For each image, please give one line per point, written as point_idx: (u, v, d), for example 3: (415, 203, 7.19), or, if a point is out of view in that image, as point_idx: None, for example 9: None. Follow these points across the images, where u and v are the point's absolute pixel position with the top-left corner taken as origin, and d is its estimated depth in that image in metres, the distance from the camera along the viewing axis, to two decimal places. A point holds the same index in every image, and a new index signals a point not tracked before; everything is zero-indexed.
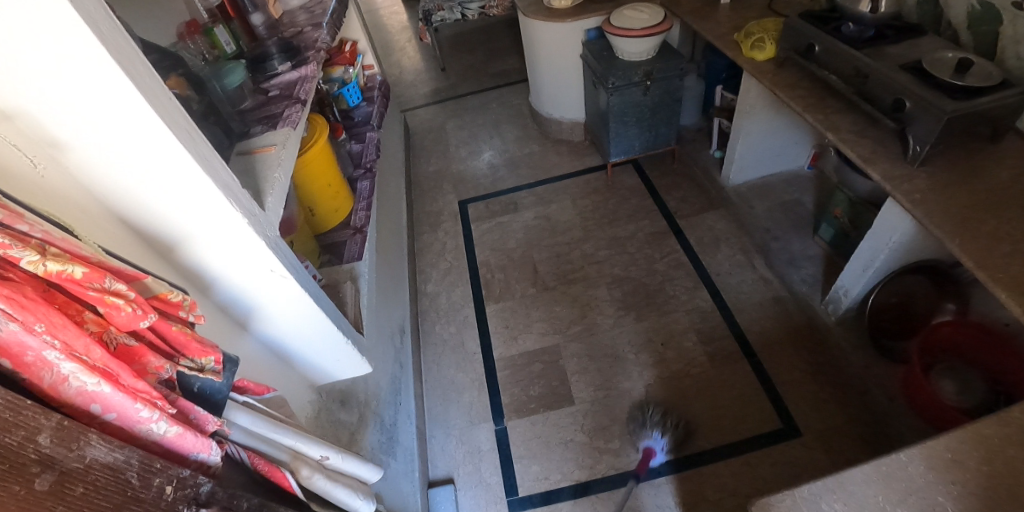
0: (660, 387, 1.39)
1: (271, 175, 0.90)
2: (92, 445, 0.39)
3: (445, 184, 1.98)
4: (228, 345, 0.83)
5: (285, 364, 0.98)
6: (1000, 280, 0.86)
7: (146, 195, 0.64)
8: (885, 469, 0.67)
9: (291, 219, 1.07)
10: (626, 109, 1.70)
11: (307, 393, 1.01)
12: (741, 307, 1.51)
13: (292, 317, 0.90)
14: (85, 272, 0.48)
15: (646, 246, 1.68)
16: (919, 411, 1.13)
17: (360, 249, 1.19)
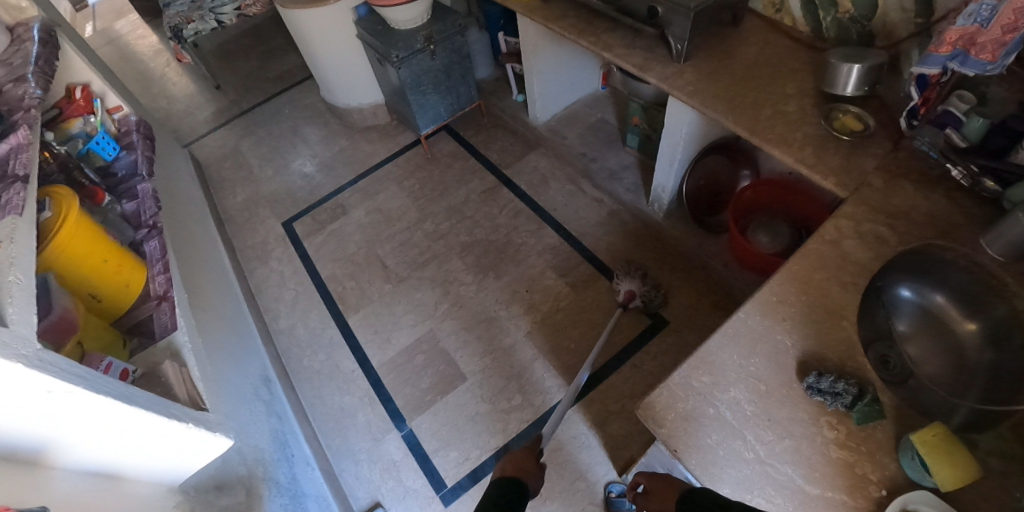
0: (539, 330, 1.45)
1: (5, 280, 0.60)
2: None
3: (262, 210, 1.79)
4: (30, 502, 0.56)
5: (124, 485, 0.72)
6: (770, 140, 1.02)
7: None
8: (731, 332, 0.78)
9: (65, 319, 0.79)
10: (420, 78, 1.66)
11: (171, 502, 0.77)
12: (585, 232, 1.61)
13: (113, 435, 0.67)
14: None
15: (483, 205, 1.70)
16: (751, 265, 1.34)
17: (173, 317, 0.97)
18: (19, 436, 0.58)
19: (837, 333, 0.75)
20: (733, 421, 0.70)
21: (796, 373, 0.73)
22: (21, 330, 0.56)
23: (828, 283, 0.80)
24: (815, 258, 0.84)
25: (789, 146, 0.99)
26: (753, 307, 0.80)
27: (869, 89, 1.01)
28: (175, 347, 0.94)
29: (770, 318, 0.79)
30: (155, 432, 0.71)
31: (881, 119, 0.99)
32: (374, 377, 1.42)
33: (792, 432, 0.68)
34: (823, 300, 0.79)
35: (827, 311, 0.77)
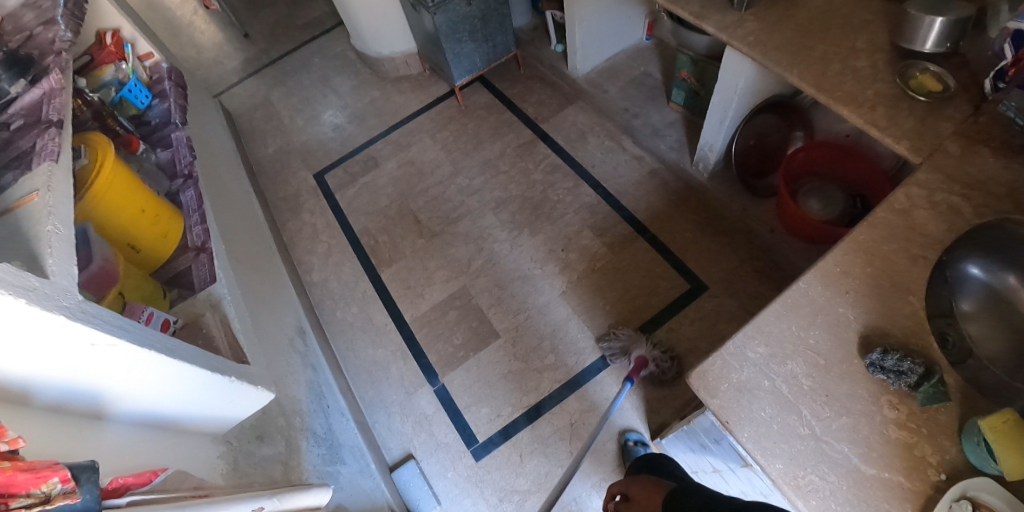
0: (574, 291, 1.42)
1: (42, 231, 0.57)
2: None
3: (294, 161, 1.76)
4: (78, 454, 0.56)
5: (173, 436, 0.72)
6: (838, 98, 0.94)
7: None
8: (791, 301, 0.74)
9: (106, 268, 0.78)
10: (456, 25, 1.58)
11: (217, 454, 0.78)
12: (623, 192, 1.55)
13: (159, 390, 0.65)
14: None
15: (518, 160, 1.64)
16: (800, 232, 1.27)
17: (212, 269, 0.95)
18: (68, 387, 0.57)
19: (901, 309, 0.70)
20: (789, 395, 0.67)
21: (858, 349, 0.68)
22: (62, 283, 0.54)
23: (895, 254, 0.74)
24: (885, 228, 0.77)
25: (859, 106, 0.91)
26: (815, 277, 0.75)
27: (951, 47, 0.90)
28: (214, 299, 0.93)
29: (834, 289, 0.73)
30: (200, 386, 0.70)
31: (962, 80, 0.89)
32: (406, 332, 1.42)
33: (850, 409, 0.65)
34: (894, 272, 0.73)
35: (898, 283, 0.72)
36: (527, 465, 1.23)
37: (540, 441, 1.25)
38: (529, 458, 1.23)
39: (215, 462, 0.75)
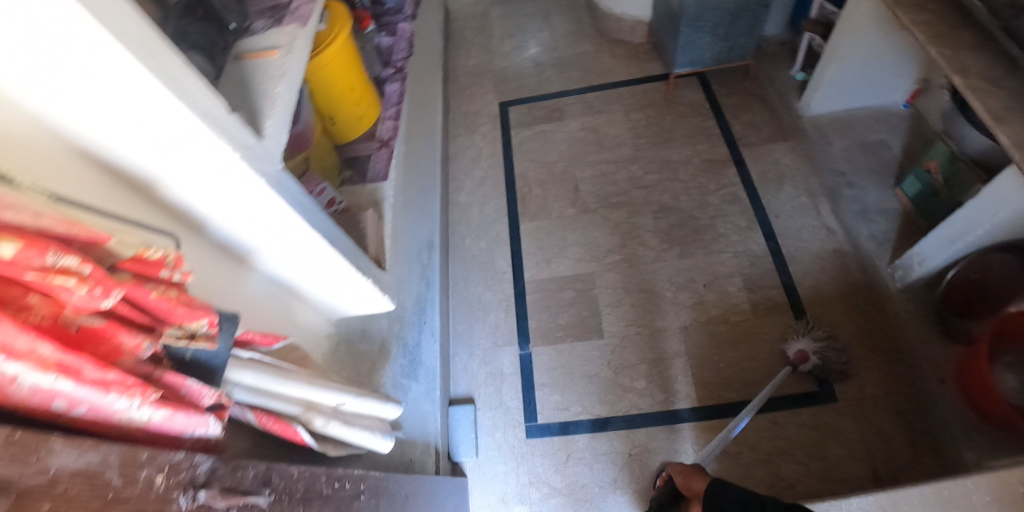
0: (696, 331, 1.36)
1: (271, 91, 0.62)
2: (62, 451, 0.32)
3: (486, 82, 1.79)
4: (232, 294, 0.67)
5: (300, 303, 0.84)
6: None
7: (94, 119, 0.44)
8: (944, 494, 0.78)
9: (303, 133, 0.85)
10: (704, 12, 1.42)
11: (325, 330, 0.91)
12: (795, 255, 1.41)
13: (307, 264, 0.75)
14: (13, 248, 0.35)
15: (701, 174, 1.53)
16: (973, 400, 1.10)
17: (386, 167, 1.00)
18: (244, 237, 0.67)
19: None
20: None
21: None
22: (271, 147, 0.59)
23: None
24: None
25: None
26: (984, 482, 0.76)
27: None
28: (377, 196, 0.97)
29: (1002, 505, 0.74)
30: (339, 274, 0.79)
31: None
32: (518, 289, 1.45)
33: None
34: None
35: None
36: (570, 466, 1.25)
37: (592, 452, 1.26)
38: (574, 461, 1.25)
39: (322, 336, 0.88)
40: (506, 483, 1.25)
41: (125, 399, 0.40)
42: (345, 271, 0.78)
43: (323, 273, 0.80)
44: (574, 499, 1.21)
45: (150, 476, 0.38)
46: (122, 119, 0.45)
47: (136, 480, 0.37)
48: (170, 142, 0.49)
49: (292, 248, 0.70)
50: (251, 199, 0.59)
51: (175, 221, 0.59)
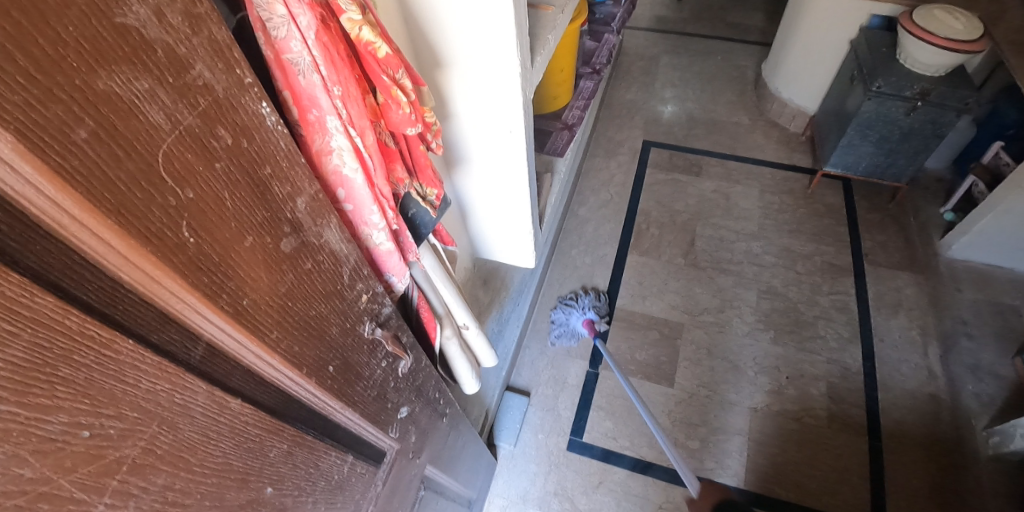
0: (765, 417, 1.37)
1: (544, 37, 0.84)
2: (329, 229, 0.44)
3: (636, 120, 2.07)
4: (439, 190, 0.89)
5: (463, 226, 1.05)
6: None
7: (450, 29, 0.67)
8: None
9: None
10: (875, 122, 1.49)
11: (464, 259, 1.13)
12: (888, 384, 1.39)
13: (496, 191, 0.95)
14: (388, 54, 0.43)
15: (818, 273, 1.60)
16: None
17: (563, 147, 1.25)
18: (469, 152, 0.88)
19: None
20: None
21: None
22: (534, 77, 0.80)
23: None
24: None
25: None
26: None
27: None
28: (550, 167, 1.25)
29: None
30: (511, 204, 0.97)
31: None
32: (611, 313, 1.58)
33: None
34: None
35: None
36: (599, 492, 1.30)
37: (625, 489, 1.30)
38: (603, 490, 1.30)
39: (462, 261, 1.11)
40: (531, 483, 1.33)
41: (377, 216, 0.49)
42: (518, 203, 0.96)
43: (496, 207, 0.99)
44: None
45: (358, 288, 0.50)
46: (474, 30, 0.67)
47: (351, 286, 0.48)
48: (484, 59, 0.70)
49: (497, 166, 0.89)
50: (504, 113, 0.77)
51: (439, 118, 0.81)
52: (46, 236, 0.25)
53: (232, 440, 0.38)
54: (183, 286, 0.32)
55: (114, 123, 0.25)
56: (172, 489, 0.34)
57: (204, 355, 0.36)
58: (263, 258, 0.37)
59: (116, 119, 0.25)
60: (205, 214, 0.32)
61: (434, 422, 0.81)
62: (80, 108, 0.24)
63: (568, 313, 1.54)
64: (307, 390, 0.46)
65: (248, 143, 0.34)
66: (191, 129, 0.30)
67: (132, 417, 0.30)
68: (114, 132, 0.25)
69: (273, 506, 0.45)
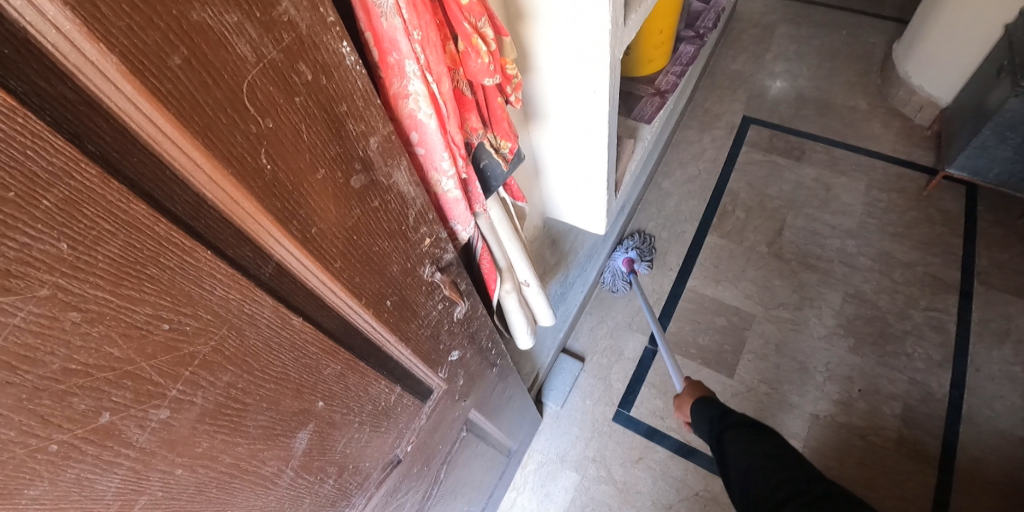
0: (825, 427, 1.29)
1: None
2: (399, 170, 0.45)
3: (739, 93, 1.91)
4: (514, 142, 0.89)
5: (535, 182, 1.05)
6: None
7: None
8: None
9: None
10: (1019, 123, 1.28)
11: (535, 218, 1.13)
12: (976, 419, 1.26)
13: (574, 152, 0.93)
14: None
15: (920, 285, 1.44)
16: None
17: (652, 114, 1.17)
18: (548, 108, 0.86)
19: None
20: None
21: None
22: (626, 35, 0.76)
23: None
24: None
25: None
26: None
27: None
28: (635, 133, 1.18)
29: None
30: (587, 168, 0.95)
31: None
32: (678, 292, 1.53)
33: None
34: None
35: None
36: (637, 467, 1.31)
37: (663, 469, 1.30)
38: (641, 466, 1.31)
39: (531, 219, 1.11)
40: (571, 446, 1.35)
41: (447, 163, 0.49)
42: (594, 168, 0.94)
43: (571, 168, 0.97)
44: (622, 497, 1.28)
45: (422, 231, 0.51)
46: None
47: (415, 229, 0.49)
48: (574, 16, 0.67)
49: (577, 127, 0.86)
50: (590, 72, 0.74)
51: (523, 72, 0.80)
52: (143, 150, 0.28)
53: (290, 353, 0.42)
54: (257, 208, 0.34)
55: (205, 52, 0.27)
56: (234, 388, 0.38)
57: (273, 274, 0.39)
58: (333, 192, 0.39)
59: (207, 49, 0.27)
60: (282, 143, 0.34)
61: (484, 369, 0.83)
62: (176, 37, 0.25)
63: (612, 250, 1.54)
64: (366, 320, 0.49)
65: (327, 80, 0.36)
66: (274, 63, 0.31)
67: (206, 320, 0.34)
68: (204, 60, 0.27)
69: (323, 418, 0.49)
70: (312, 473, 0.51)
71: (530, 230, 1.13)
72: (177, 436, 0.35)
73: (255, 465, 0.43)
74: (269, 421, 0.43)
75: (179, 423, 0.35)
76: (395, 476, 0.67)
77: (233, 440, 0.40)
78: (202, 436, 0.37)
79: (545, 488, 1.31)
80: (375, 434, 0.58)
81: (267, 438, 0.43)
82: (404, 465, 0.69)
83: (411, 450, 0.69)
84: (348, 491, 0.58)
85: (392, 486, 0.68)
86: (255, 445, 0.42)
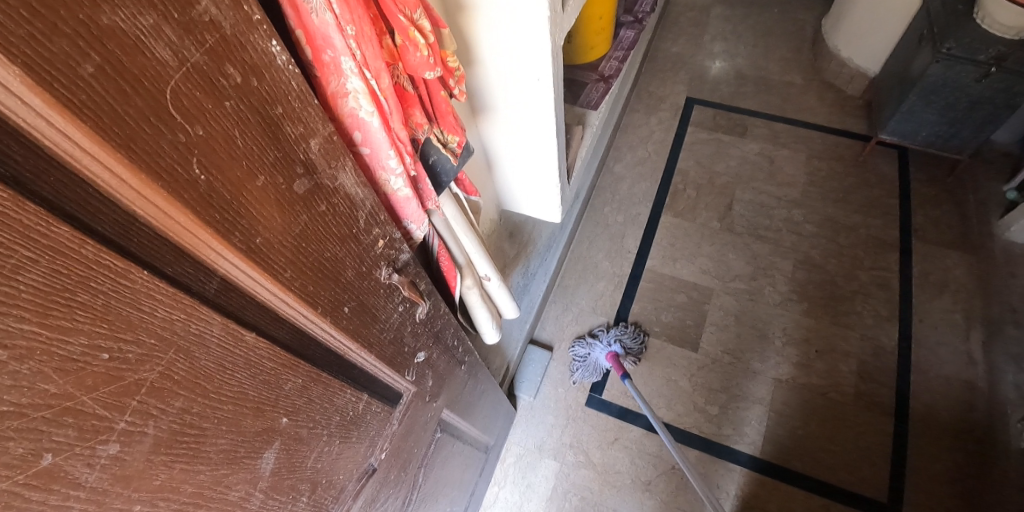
0: (789, 389, 1.35)
1: None
2: (344, 172, 0.43)
3: (681, 75, 1.96)
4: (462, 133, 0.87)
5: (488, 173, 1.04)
6: None
7: None
8: None
9: None
10: (941, 88, 1.37)
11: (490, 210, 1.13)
12: (923, 366, 1.35)
13: (524, 141, 0.93)
14: None
15: (862, 246, 1.53)
16: None
17: (598, 100, 1.18)
18: (494, 99, 0.85)
19: None
20: None
21: None
22: (565, 21, 0.76)
23: None
24: None
25: None
26: None
27: None
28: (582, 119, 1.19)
29: None
30: (537, 156, 0.95)
31: None
32: (639, 273, 1.56)
33: None
34: None
35: None
36: (614, 448, 1.33)
37: (639, 447, 1.33)
38: (617, 446, 1.33)
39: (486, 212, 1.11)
40: (547, 434, 1.37)
41: (395, 161, 0.48)
42: (545, 156, 0.94)
43: (522, 157, 0.97)
44: (602, 479, 1.30)
45: (374, 233, 0.49)
46: None
47: (367, 231, 0.48)
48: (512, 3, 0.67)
49: (523, 115, 0.86)
50: (532, 59, 0.74)
51: (464, 62, 0.78)
52: (60, 168, 0.26)
53: (247, 371, 0.40)
54: (194, 221, 0.33)
55: (120, 58, 0.25)
56: (189, 413, 0.36)
57: (219, 289, 0.37)
58: (275, 198, 0.38)
59: (122, 55, 0.25)
60: (215, 150, 0.33)
61: (452, 368, 0.82)
62: (87, 44, 0.23)
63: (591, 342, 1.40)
64: (324, 329, 0.47)
65: (258, 81, 0.34)
66: (199, 67, 0.30)
67: (150, 344, 0.32)
68: (120, 68, 0.25)
69: (289, 435, 0.47)
70: (283, 493, 0.49)
71: (487, 223, 1.12)
72: (130, 470, 0.33)
73: (221, 492, 0.41)
74: (231, 444, 0.40)
75: (130, 457, 0.33)
76: (371, 486, 0.66)
77: (193, 468, 0.38)
78: (158, 468, 0.35)
79: (526, 479, 1.32)
80: (344, 446, 0.56)
81: (231, 462, 0.41)
82: (379, 474, 0.67)
83: (385, 457, 0.68)
84: (324, 507, 0.57)
85: (368, 496, 0.66)
86: (218, 470, 0.40)
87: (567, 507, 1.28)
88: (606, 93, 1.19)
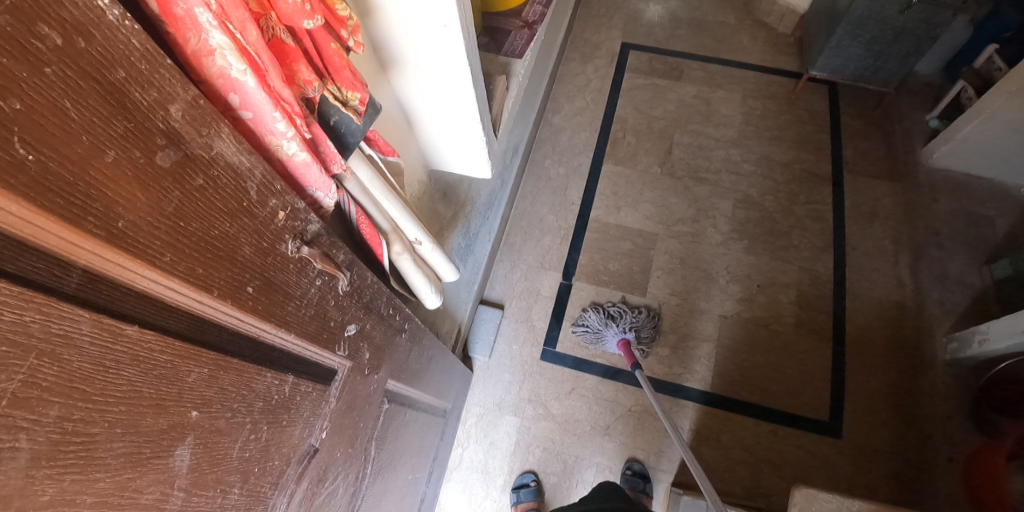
0: (733, 323, 1.43)
1: None
2: (221, 139, 0.39)
3: (616, 20, 1.93)
4: (372, 89, 0.82)
5: (407, 133, 1.00)
6: None
7: None
8: None
9: None
10: (867, 21, 1.39)
11: (420, 171, 1.09)
12: (856, 291, 1.44)
13: (440, 93, 0.89)
14: None
15: (795, 182, 1.60)
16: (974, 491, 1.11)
17: (523, 48, 1.19)
18: (400, 50, 0.80)
19: None
20: None
21: None
22: None
23: None
24: None
25: None
26: None
27: None
28: (508, 69, 1.17)
29: None
30: (457, 109, 0.92)
31: None
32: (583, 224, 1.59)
33: None
34: None
35: None
36: (571, 397, 1.40)
37: (596, 394, 1.40)
38: (575, 396, 1.40)
39: (414, 173, 1.06)
40: (506, 392, 1.42)
41: (284, 124, 0.45)
42: (465, 108, 0.91)
43: (440, 111, 0.94)
44: (562, 428, 1.37)
45: (271, 204, 0.46)
46: None
47: (261, 203, 0.45)
48: None
49: (435, 66, 0.82)
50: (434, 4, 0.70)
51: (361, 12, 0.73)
52: None
53: (136, 367, 0.36)
54: (33, 210, 0.27)
55: None
56: (70, 420, 0.32)
57: (81, 282, 0.32)
58: (135, 176, 0.33)
59: None
60: (45, 126, 0.27)
61: (391, 337, 0.82)
62: None
63: (603, 327, 1.39)
64: (225, 311, 0.44)
65: (87, 42, 0.29)
66: (0, 28, 0.24)
67: (2, 351, 0.27)
68: None
69: (202, 428, 0.44)
70: (209, 487, 0.46)
71: (417, 187, 1.08)
72: (9, 490, 0.29)
73: (130, 497, 0.38)
74: (131, 446, 0.37)
75: (4, 476, 0.28)
76: (315, 465, 0.65)
77: (88, 478, 0.34)
78: (43, 483, 0.31)
79: (489, 437, 1.38)
80: (276, 430, 0.55)
81: (136, 465, 0.38)
82: (323, 454, 0.66)
83: (327, 436, 0.66)
84: (262, 495, 0.55)
85: (316, 476, 0.65)
86: (121, 476, 0.37)
87: (532, 459, 1.35)
88: (531, 40, 1.19)
